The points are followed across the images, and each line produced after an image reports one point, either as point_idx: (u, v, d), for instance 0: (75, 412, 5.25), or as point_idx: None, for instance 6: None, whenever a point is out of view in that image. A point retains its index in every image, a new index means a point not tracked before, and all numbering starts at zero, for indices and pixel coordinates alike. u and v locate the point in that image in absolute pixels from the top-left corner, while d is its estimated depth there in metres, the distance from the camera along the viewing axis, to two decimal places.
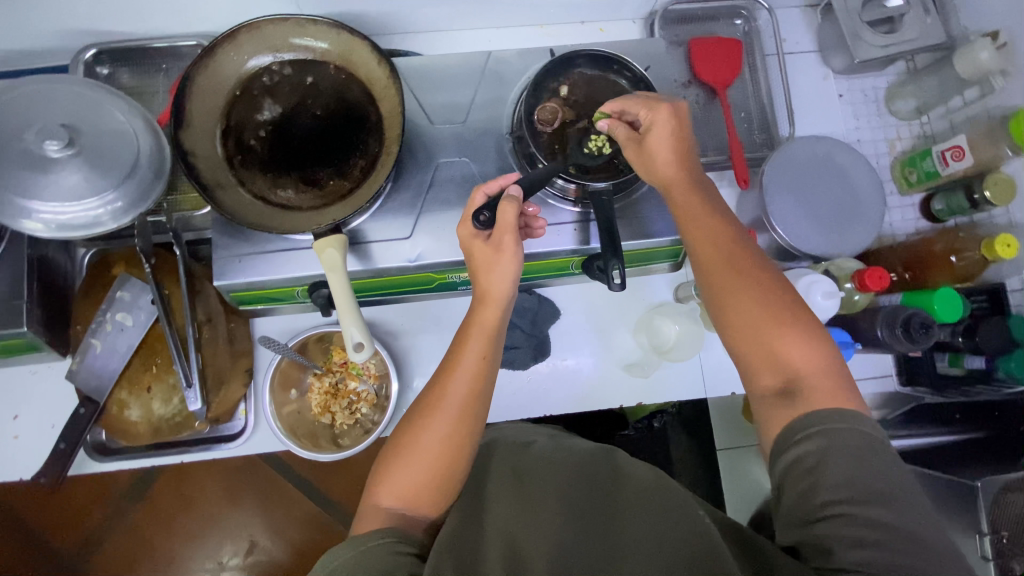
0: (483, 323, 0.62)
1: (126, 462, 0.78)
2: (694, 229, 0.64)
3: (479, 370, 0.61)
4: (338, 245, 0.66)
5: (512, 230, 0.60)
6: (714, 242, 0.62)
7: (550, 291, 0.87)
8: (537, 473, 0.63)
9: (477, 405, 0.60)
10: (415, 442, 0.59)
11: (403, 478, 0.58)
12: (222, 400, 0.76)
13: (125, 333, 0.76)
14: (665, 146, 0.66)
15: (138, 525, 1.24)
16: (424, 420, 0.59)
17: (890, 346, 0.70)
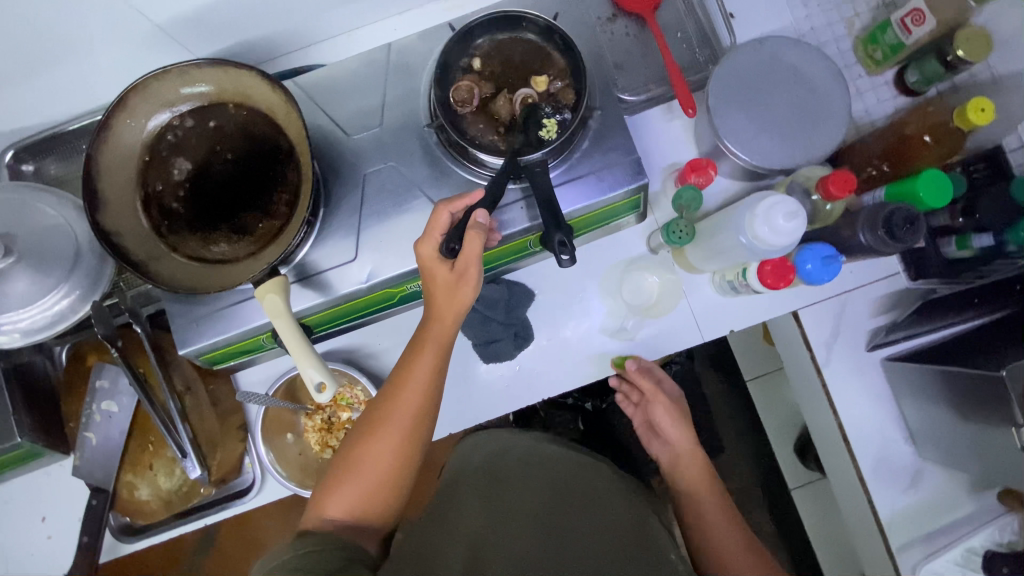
0: (436, 341, 0.64)
1: (154, 537, 0.79)
2: (693, 483, 0.86)
3: (429, 386, 0.63)
4: (278, 288, 0.64)
5: (475, 260, 0.61)
6: (710, 501, 0.83)
7: (519, 273, 0.83)
8: (511, 483, 0.75)
9: (425, 412, 0.63)
10: (365, 452, 0.62)
11: (350, 487, 0.62)
12: (221, 460, 0.77)
13: (114, 419, 0.77)
14: (679, 428, 0.88)
15: None
16: (375, 428, 0.62)
17: (877, 251, 0.63)
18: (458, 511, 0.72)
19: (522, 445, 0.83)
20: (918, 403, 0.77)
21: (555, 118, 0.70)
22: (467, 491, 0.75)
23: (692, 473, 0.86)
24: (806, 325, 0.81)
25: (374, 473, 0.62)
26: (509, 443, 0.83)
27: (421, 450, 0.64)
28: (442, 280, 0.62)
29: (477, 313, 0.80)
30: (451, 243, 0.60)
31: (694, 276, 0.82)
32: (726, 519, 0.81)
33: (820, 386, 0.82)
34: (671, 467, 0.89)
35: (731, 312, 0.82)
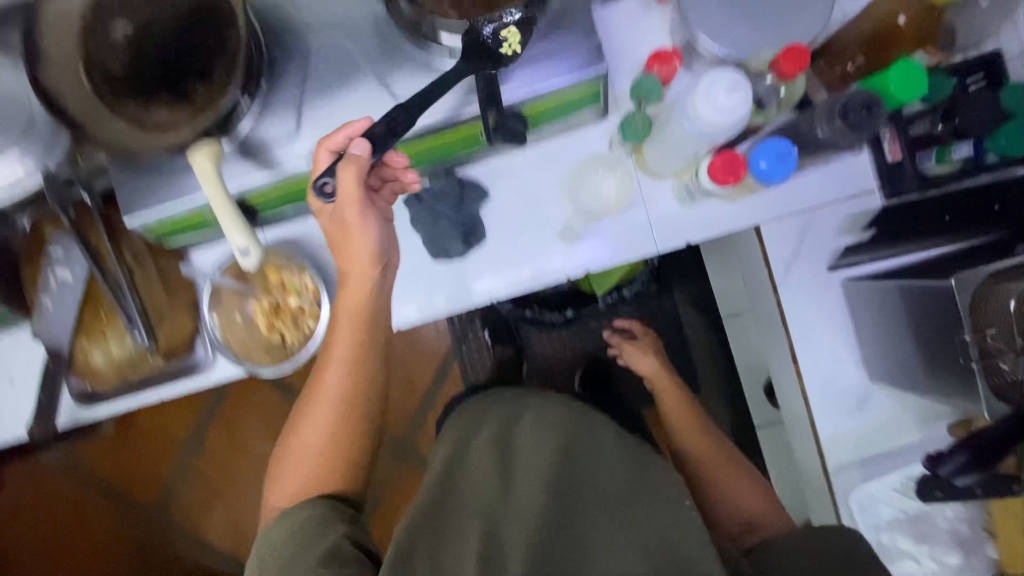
0: (355, 322, 0.73)
1: (111, 406, 0.85)
2: (667, 399, 1.05)
3: (356, 324, 0.73)
4: (212, 155, 0.66)
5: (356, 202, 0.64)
6: (689, 424, 0.98)
7: (475, 169, 0.81)
8: (521, 452, 0.71)
9: (359, 362, 0.74)
10: (314, 406, 0.75)
11: (316, 419, 0.75)
12: (170, 333, 0.79)
13: (68, 287, 0.79)
14: (654, 363, 1.11)
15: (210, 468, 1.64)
16: (321, 372, 0.75)
17: (835, 142, 0.60)
18: (467, 473, 0.71)
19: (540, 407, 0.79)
20: (875, 324, 0.74)
21: None
22: (479, 454, 0.73)
23: (672, 399, 1.04)
24: (767, 241, 0.78)
25: (323, 411, 0.74)
26: (528, 407, 0.80)
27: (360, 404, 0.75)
28: (335, 229, 0.69)
29: (427, 207, 0.78)
30: (324, 180, 0.64)
31: (654, 184, 0.78)
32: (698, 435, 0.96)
33: (776, 305, 0.80)
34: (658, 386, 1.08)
35: (690, 222, 0.79)
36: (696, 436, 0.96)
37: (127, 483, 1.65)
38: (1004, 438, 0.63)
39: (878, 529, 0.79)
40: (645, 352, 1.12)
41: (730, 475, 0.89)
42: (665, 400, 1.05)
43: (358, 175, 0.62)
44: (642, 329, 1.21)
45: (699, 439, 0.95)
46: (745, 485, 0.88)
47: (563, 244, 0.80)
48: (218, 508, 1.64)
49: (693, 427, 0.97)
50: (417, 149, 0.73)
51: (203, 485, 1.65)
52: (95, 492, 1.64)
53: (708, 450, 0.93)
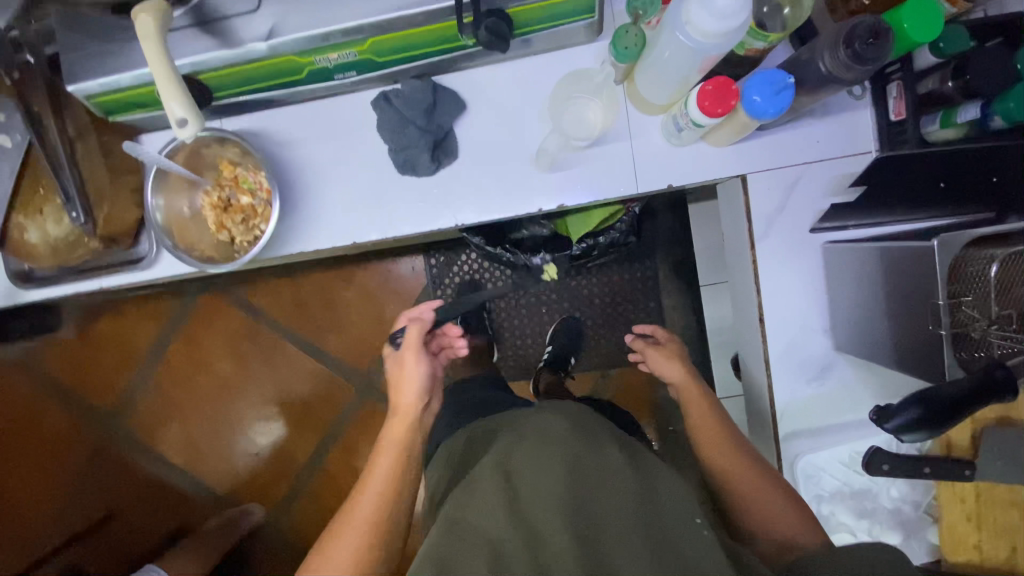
0: (405, 413, 0.79)
1: (47, 290, 0.79)
2: (696, 418, 0.83)
3: (398, 449, 0.76)
4: (158, 12, 0.56)
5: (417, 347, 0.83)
6: (716, 437, 0.79)
7: (452, 79, 0.75)
8: (523, 463, 0.63)
9: (399, 477, 0.74)
10: (346, 521, 0.71)
11: (348, 537, 0.70)
12: (110, 218, 0.74)
13: (6, 155, 0.73)
14: (673, 360, 0.91)
15: (165, 384, 1.62)
16: (358, 493, 0.73)
17: (836, 79, 0.54)
18: (473, 506, 0.61)
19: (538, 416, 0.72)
20: (849, 292, 0.71)
21: None
22: (483, 484, 0.62)
23: (700, 416, 0.83)
24: (752, 193, 0.74)
25: (380, 483, 0.73)
26: (524, 429, 0.69)
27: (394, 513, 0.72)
28: (394, 364, 0.84)
29: (396, 112, 0.73)
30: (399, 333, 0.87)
31: (642, 115, 0.73)
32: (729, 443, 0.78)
33: (751, 263, 0.76)
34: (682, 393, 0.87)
35: (674, 162, 0.74)
36: (727, 454, 0.77)
37: (82, 388, 1.62)
38: (968, 396, 0.56)
39: (819, 500, 0.77)
40: (670, 357, 0.91)
41: (768, 500, 0.71)
42: (689, 407, 0.85)
43: (421, 332, 0.84)
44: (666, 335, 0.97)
45: (725, 455, 0.76)
46: (783, 506, 0.70)
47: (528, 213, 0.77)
48: (173, 425, 1.62)
49: (720, 434, 0.79)
50: (386, 44, 0.66)
51: (160, 399, 1.63)
52: (48, 394, 1.61)
53: (739, 470, 0.74)
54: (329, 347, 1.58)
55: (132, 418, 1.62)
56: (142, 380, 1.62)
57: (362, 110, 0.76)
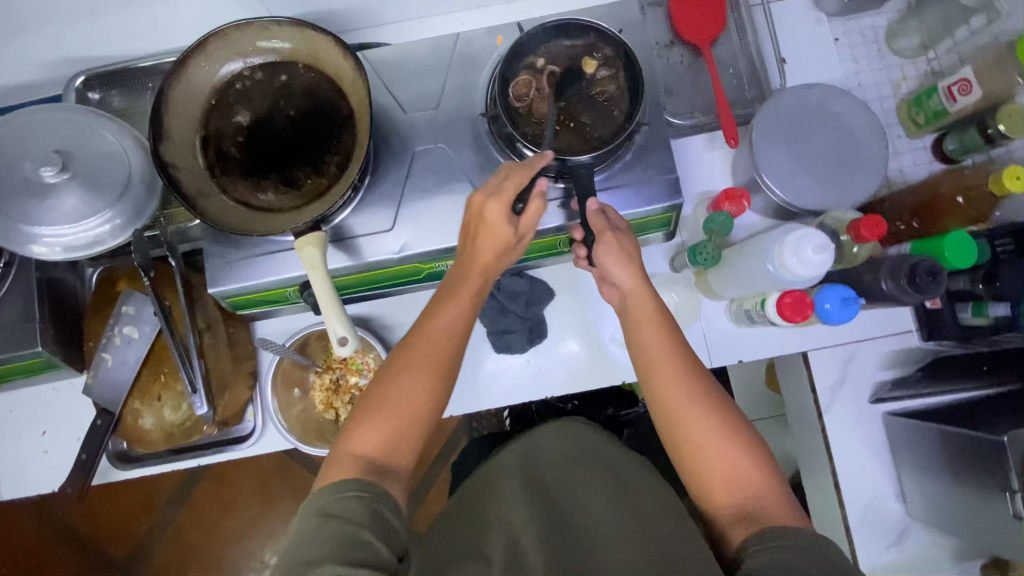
0: (483, 258, 0.64)
1: (148, 469, 0.82)
2: (648, 347, 0.66)
3: (452, 339, 0.63)
4: (318, 242, 0.67)
5: (506, 193, 0.63)
6: (691, 402, 0.62)
7: (543, 271, 0.86)
8: (557, 476, 0.71)
9: (443, 375, 0.62)
10: (388, 392, 0.60)
11: (393, 389, 0.60)
12: (228, 403, 0.79)
13: (133, 345, 0.78)
14: (621, 260, 0.67)
15: (182, 526, 1.48)
16: (394, 375, 0.61)
17: (896, 300, 0.65)
18: (499, 510, 0.66)
19: (553, 430, 0.79)
20: (911, 459, 0.79)
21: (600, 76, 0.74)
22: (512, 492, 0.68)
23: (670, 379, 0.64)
24: (815, 369, 0.83)
25: (425, 358, 0.61)
26: (547, 454, 0.75)
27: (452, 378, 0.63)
28: (488, 226, 0.63)
29: (497, 302, 0.82)
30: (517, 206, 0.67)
31: (713, 300, 0.83)
32: (694, 396, 0.63)
33: (819, 429, 0.84)
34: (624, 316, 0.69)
35: (744, 343, 0.83)
36: (715, 440, 0.61)
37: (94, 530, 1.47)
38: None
39: None
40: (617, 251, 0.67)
41: (735, 493, 0.60)
42: (646, 356, 0.66)
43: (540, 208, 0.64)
44: (626, 226, 0.70)
45: (700, 427, 0.61)
46: (756, 470, 0.60)
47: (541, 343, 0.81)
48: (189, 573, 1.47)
49: (699, 398, 0.62)
50: None
51: (179, 549, 1.48)
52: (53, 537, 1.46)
53: (726, 450, 0.61)
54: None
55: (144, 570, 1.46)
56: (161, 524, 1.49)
57: None
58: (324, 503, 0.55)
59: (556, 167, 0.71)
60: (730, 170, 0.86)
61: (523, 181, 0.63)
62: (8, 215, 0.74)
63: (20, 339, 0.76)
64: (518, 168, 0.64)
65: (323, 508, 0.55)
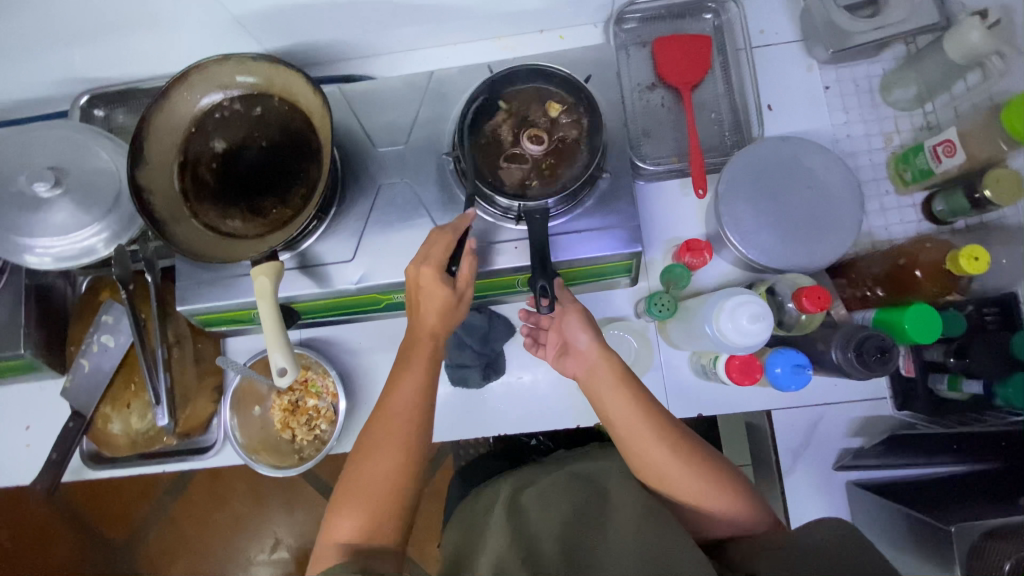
0: (424, 332, 0.69)
1: (115, 471, 0.86)
2: (614, 413, 0.65)
3: (416, 399, 0.67)
4: (272, 272, 0.68)
5: (436, 276, 0.66)
6: (663, 460, 0.62)
7: (506, 308, 0.86)
8: (535, 500, 0.68)
9: (404, 449, 0.65)
10: (355, 485, 0.64)
11: (362, 474, 0.65)
12: (189, 415, 0.83)
13: (109, 353, 0.83)
14: (587, 329, 0.70)
15: (175, 518, 1.41)
16: (360, 463, 0.65)
17: (846, 372, 0.63)
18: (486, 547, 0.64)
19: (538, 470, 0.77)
20: (872, 532, 0.75)
21: (558, 107, 0.74)
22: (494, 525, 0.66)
23: (641, 435, 0.63)
24: (779, 429, 0.80)
25: (382, 445, 0.65)
26: (531, 478, 0.74)
27: (416, 438, 0.66)
28: (427, 294, 0.67)
29: (455, 336, 0.82)
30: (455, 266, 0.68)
31: (675, 349, 0.81)
32: (675, 459, 0.62)
33: (780, 492, 0.81)
34: (585, 386, 0.68)
35: (707, 396, 0.80)
36: (690, 486, 0.62)
37: (93, 509, 1.41)
38: None
39: None
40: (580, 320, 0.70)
41: (736, 524, 0.63)
42: (615, 423, 0.65)
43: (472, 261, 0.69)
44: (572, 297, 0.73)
45: (677, 476, 0.62)
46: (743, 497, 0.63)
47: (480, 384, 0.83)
48: (180, 565, 1.40)
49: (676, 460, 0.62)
50: None
51: (171, 543, 1.41)
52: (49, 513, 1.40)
53: (715, 495, 0.62)
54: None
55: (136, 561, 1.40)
56: (156, 513, 1.42)
57: None
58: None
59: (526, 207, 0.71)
60: (701, 217, 0.84)
61: (440, 274, 0.66)
62: (4, 226, 0.79)
63: (6, 341, 0.81)
64: (439, 233, 0.68)
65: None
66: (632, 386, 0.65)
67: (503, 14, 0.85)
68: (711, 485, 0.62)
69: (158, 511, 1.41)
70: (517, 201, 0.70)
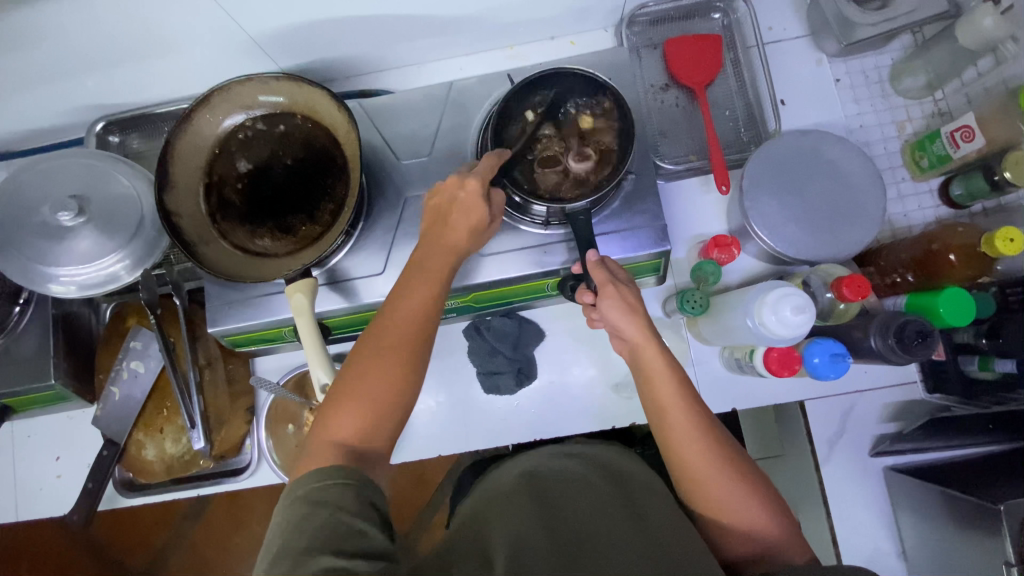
0: (448, 245, 0.65)
1: (149, 497, 0.85)
2: (658, 390, 0.64)
3: (431, 311, 0.62)
4: (307, 288, 0.69)
5: (481, 193, 0.65)
6: (698, 454, 0.61)
7: (534, 313, 0.87)
8: (554, 488, 0.65)
9: (416, 358, 0.60)
10: (358, 377, 0.58)
11: (363, 371, 0.58)
12: (224, 437, 0.82)
13: (139, 379, 0.82)
14: (629, 314, 0.64)
15: (198, 542, 1.39)
16: (366, 359, 0.59)
17: (885, 358, 0.64)
18: (502, 518, 0.60)
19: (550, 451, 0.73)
20: (912, 516, 0.76)
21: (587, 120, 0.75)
22: (514, 500, 0.63)
23: (680, 424, 0.62)
24: (813, 418, 0.81)
25: (393, 345, 0.60)
26: (544, 463, 0.70)
27: (427, 356, 0.62)
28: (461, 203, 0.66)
29: (487, 343, 0.84)
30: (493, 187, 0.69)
31: (706, 345, 0.81)
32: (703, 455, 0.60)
33: (817, 482, 0.81)
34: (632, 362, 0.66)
35: (740, 390, 0.80)
36: (722, 484, 0.60)
37: (112, 538, 1.38)
38: None
39: None
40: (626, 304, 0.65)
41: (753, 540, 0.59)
42: (657, 400, 0.64)
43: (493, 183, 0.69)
44: (628, 278, 0.67)
45: (709, 473, 0.60)
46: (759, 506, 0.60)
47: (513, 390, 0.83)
48: None
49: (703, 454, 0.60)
50: (485, 295, 0.78)
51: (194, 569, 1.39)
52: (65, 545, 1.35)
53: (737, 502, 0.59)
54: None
55: None
56: (178, 538, 1.40)
57: (456, 337, 0.87)
58: (312, 484, 0.52)
59: (556, 213, 0.72)
60: (723, 213, 0.85)
61: (483, 188, 0.66)
62: (28, 257, 0.78)
63: (35, 372, 0.80)
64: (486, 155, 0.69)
65: (307, 493, 0.52)
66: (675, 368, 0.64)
67: (517, 23, 0.87)
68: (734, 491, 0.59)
69: (179, 536, 1.39)
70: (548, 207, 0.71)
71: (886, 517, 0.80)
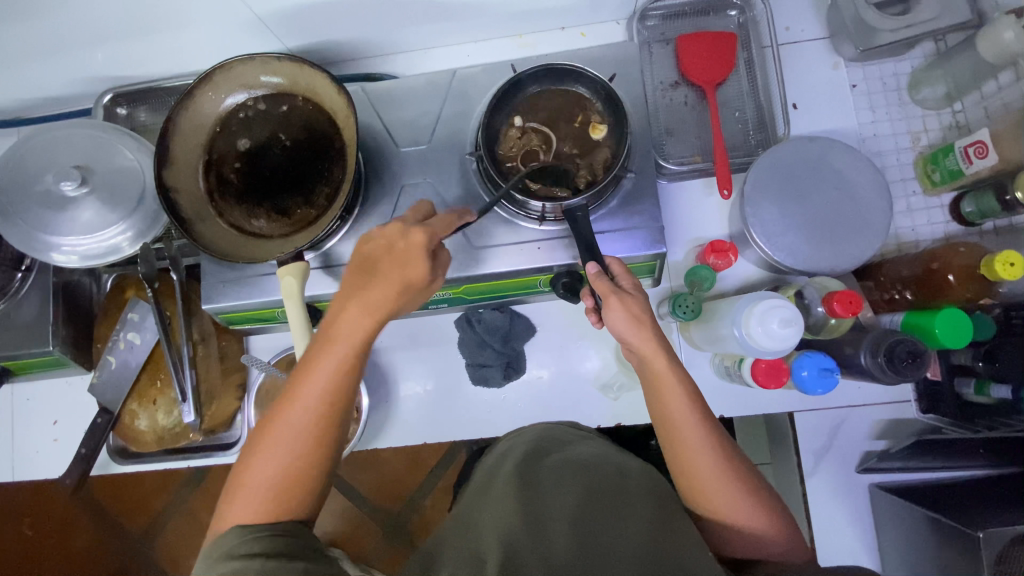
0: (373, 301, 0.60)
1: (142, 465, 0.88)
2: (666, 400, 0.62)
3: (343, 369, 0.59)
4: (298, 272, 0.69)
5: (422, 252, 0.59)
6: (708, 466, 0.60)
7: (527, 307, 0.87)
8: (544, 483, 0.64)
9: (327, 425, 0.59)
10: (258, 453, 0.59)
11: (274, 451, 0.58)
12: (214, 413, 0.84)
13: (134, 350, 0.83)
14: (634, 325, 0.62)
15: (194, 509, 1.39)
16: (266, 439, 0.59)
17: (876, 376, 0.63)
18: (491, 516, 0.61)
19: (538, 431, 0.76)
20: (894, 533, 0.75)
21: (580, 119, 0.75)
22: (503, 493, 0.63)
23: (691, 439, 0.61)
24: (801, 429, 0.80)
25: (296, 418, 0.59)
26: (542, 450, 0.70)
27: (343, 419, 0.60)
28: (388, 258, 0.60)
29: (477, 335, 0.84)
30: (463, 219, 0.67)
31: (699, 351, 0.80)
32: (709, 467, 0.60)
33: (801, 493, 0.81)
34: (645, 375, 0.64)
35: (727, 396, 0.79)
36: (729, 499, 0.59)
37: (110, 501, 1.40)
38: None
39: None
40: (637, 315, 0.62)
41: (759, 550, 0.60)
42: (663, 410, 0.62)
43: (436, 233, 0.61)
44: (634, 285, 0.65)
45: (717, 486, 0.60)
46: (762, 508, 0.59)
47: (497, 382, 0.84)
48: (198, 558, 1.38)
49: (713, 460, 0.60)
50: (477, 288, 0.78)
51: (191, 535, 1.39)
52: (71, 501, 1.39)
53: (749, 513, 0.59)
54: (363, 488, 1.28)
55: (153, 553, 1.39)
56: (175, 505, 1.41)
57: (448, 327, 0.88)
58: (236, 543, 0.56)
59: (553, 208, 0.71)
60: (723, 218, 0.83)
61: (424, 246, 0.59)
62: (31, 225, 0.79)
63: (35, 338, 0.82)
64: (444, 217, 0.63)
65: (230, 551, 0.56)
66: (677, 371, 0.62)
67: (527, 12, 0.85)
68: (741, 499, 0.59)
69: (176, 503, 1.40)
70: (543, 202, 0.70)
71: (869, 532, 0.79)
